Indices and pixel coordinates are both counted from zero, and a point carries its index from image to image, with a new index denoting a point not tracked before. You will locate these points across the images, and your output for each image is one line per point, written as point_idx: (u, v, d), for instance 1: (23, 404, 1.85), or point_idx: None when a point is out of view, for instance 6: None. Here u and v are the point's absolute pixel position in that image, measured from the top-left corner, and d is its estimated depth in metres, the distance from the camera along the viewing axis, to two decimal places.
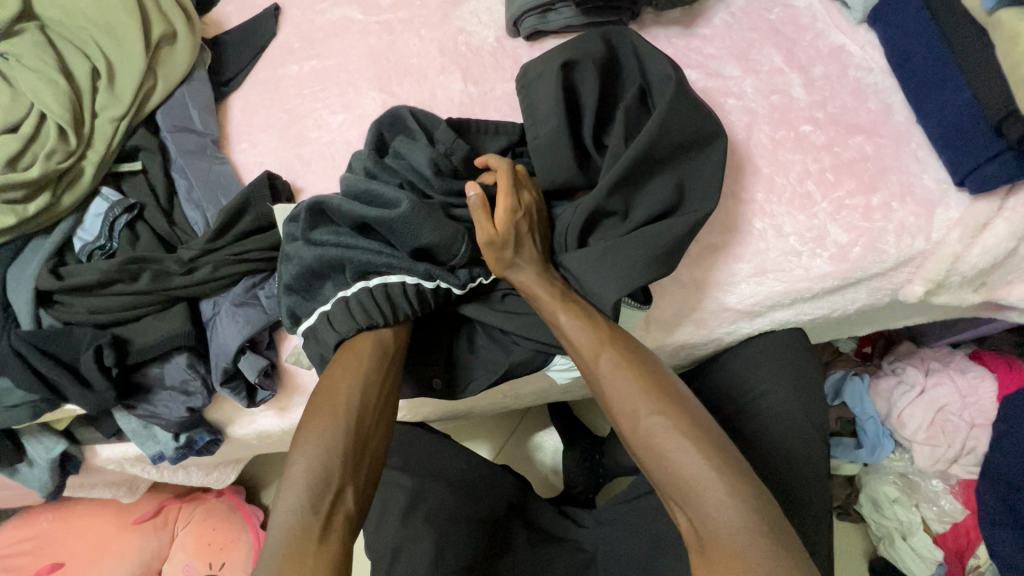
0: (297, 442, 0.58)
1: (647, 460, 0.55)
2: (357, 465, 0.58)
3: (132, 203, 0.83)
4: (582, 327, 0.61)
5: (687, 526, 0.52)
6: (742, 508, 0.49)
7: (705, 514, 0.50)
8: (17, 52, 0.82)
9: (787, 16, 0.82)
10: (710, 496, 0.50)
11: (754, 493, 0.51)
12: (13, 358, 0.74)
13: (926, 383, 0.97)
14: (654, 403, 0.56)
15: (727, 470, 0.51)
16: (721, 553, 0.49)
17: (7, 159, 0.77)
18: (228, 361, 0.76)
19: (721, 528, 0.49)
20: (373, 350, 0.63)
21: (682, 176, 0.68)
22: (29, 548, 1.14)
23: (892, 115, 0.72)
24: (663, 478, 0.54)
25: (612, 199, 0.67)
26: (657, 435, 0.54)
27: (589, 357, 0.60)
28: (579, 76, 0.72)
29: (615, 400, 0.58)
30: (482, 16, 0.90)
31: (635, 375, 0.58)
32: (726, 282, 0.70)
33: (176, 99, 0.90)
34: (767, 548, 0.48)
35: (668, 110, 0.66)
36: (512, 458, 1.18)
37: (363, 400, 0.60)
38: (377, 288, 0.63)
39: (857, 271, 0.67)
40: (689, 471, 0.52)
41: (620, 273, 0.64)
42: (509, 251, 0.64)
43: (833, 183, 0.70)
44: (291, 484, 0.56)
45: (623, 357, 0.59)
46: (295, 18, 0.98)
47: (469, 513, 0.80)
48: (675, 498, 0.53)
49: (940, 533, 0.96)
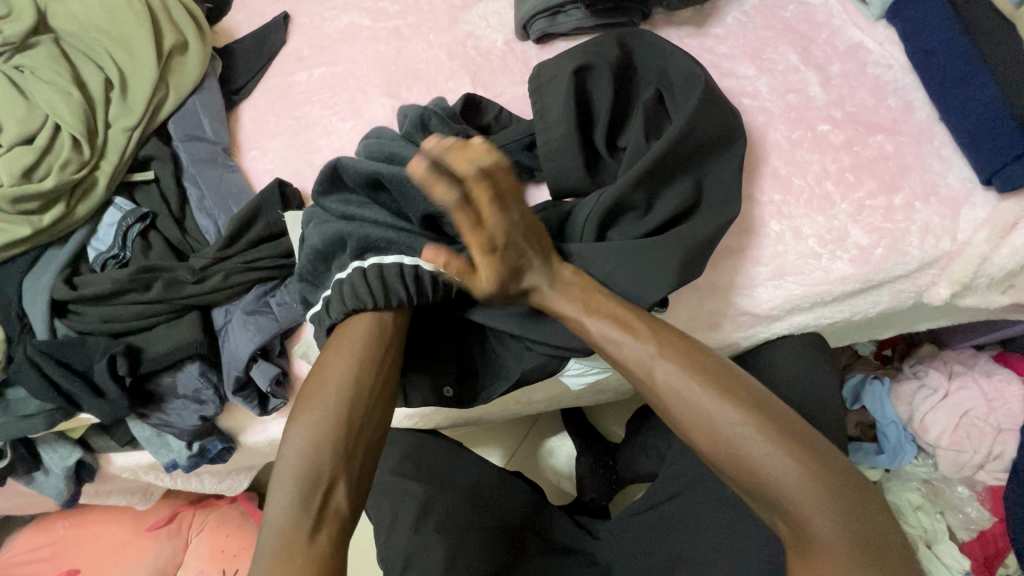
0: (286, 431, 0.57)
1: (729, 469, 0.52)
2: (349, 454, 0.57)
3: (145, 212, 0.84)
4: (631, 337, 0.58)
5: (789, 536, 0.50)
6: (842, 514, 0.48)
7: (806, 525, 0.48)
8: (32, 65, 0.84)
9: (802, 13, 0.80)
10: (809, 506, 0.48)
11: (851, 491, 0.49)
12: (29, 368, 0.74)
13: (949, 387, 0.95)
14: (731, 413, 0.52)
15: (821, 472, 0.49)
16: (826, 560, 0.47)
17: (22, 170, 0.78)
18: (240, 369, 0.76)
19: (821, 534, 0.48)
20: (366, 334, 0.61)
21: (701, 176, 0.67)
22: (46, 555, 1.15)
23: (914, 113, 0.70)
24: (750, 488, 0.51)
25: (635, 194, 0.65)
26: (740, 448, 0.51)
27: (644, 371, 0.57)
28: (593, 74, 0.71)
29: (691, 410, 0.54)
30: (491, 20, 0.90)
31: (700, 384, 0.54)
32: (746, 287, 0.68)
33: (187, 108, 0.90)
34: (870, 546, 0.47)
35: (694, 114, 0.65)
36: (526, 464, 1.17)
37: (355, 387, 0.59)
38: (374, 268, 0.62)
39: (879, 274, 0.65)
40: (787, 486, 0.49)
41: (646, 270, 0.62)
42: (514, 287, 0.63)
43: (853, 183, 0.68)
44: (280, 478, 0.54)
45: (682, 364, 0.55)
46: (305, 25, 0.99)
47: (484, 522, 0.80)
48: (768, 508, 0.51)
49: (966, 540, 0.95)
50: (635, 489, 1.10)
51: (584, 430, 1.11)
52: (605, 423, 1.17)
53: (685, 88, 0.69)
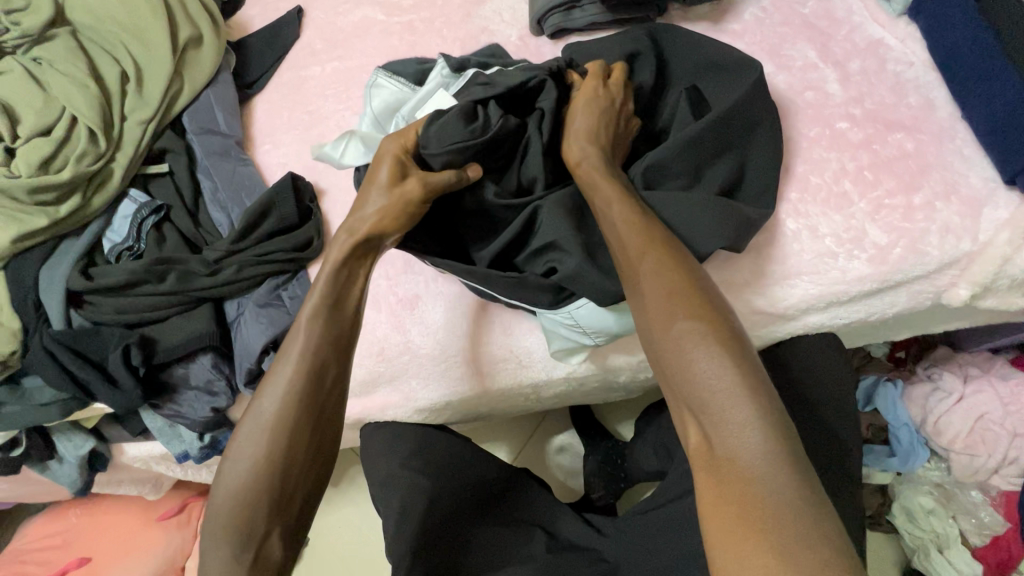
0: (222, 466, 0.56)
1: (669, 361, 0.51)
2: (283, 505, 0.55)
3: (159, 205, 0.84)
4: (630, 227, 0.58)
5: (699, 439, 0.48)
6: (768, 435, 0.46)
7: (724, 428, 0.47)
8: (49, 57, 0.85)
9: (821, 9, 0.79)
10: (734, 410, 0.47)
11: (783, 421, 0.47)
12: (45, 358, 0.75)
13: (964, 390, 0.94)
14: (692, 309, 0.52)
15: (757, 390, 0.47)
16: (735, 471, 0.45)
17: (40, 161, 0.79)
18: (252, 361, 0.77)
19: (739, 446, 0.46)
20: (301, 383, 0.57)
21: (744, 160, 0.67)
22: (57, 542, 1.17)
23: (936, 111, 0.69)
24: (683, 384, 0.50)
25: (685, 161, 0.65)
26: (689, 340, 0.50)
27: (632, 254, 0.56)
28: (638, 60, 0.73)
29: (649, 303, 0.54)
30: (505, 14, 0.89)
31: (677, 277, 0.54)
32: (763, 285, 0.68)
33: (201, 101, 0.90)
34: (790, 477, 0.44)
35: (738, 98, 0.67)
36: (532, 461, 1.18)
37: (289, 440, 0.55)
38: (320, 304, 0.60)
39: (897, 274, 0.65)
40: (717, 386, 0.48)
41: (704, 220, 0.62)
42: (577, 135, 0.65)
43: (872, 182, 0.67)
44: (212, 532, 0.54)
45: (667, 259, 0.55)
46: (318, 20, 0.99)
47: (495, 517, 0.82)
48: (693, 409, 0.49)
49: (979, 545, 0.94)
50: (643, 488, 1.10)
51: (592, 428, 1.12)
52: (614, 424, 1.17)
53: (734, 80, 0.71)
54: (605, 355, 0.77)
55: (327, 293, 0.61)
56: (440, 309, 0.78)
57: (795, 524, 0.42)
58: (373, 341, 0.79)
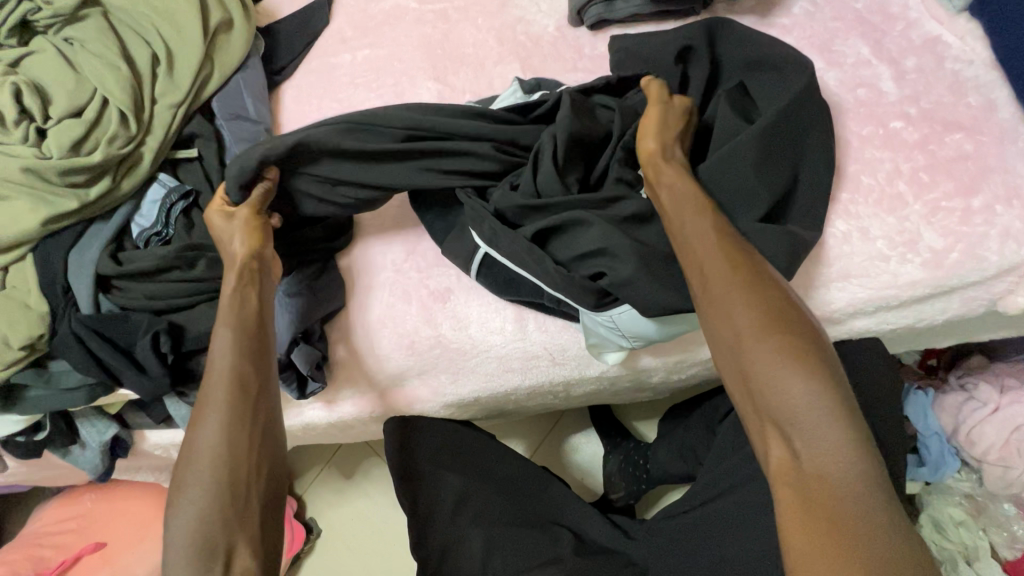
0: (182, 484, 0.55)
1: (752, 374, 0.49)
2: (240, 518, 0.55)
3: (189, 190, 0.83)
4: (705, 238, 0.55)
5: (782, 456, 0.47)
6: (856, 454, 0.44)
7: (812, 446, 0.45)
8: (81, 39, 0.83)
9: (875, 4, 0.76)
10: (822, 428, 0.45)
11: (868, 440, 0.45)
12: (73, 343, 0.74)
13: (1000, 401, 0.91)
14: (774, 323, 0.49)
15: (841, 408, 0.46)
16: (823, 490, 0.44)
17: (71, 144, 0.78)
18: (280, 352, 0.74)
19: (829, 465, 0.44)
20: (224, 387, 0.58)
21: (797, 164, 0.65)
22: (70, 527, 1.16)
23: (996, 112, 0.67)
24: (766, 400, 0.48)
25: (742, 174, 0.63)
26: (773, 356, 0.48)
27: (706, 266, 0.54)
28: (691, 70, 0.72)
29: (728, 315, 0.51)
30: (543, 4, 0.88)
31: (756, 290, 0.51)
32: (813, 288, 0.65)
33: (231, 87, 0.89)
34: (880, 496, 0.43)
35: (793, 98, 0.65)
36: (550, 459, 1.16)
37: (231, 451, 0.56)
38: (228, 317, 0.63)
39: (951, 279, 0.63)
40: (803, 403, 0.46)
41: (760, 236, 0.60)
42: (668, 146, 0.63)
43: (928, 184, 0.65)
44: (175, 546, 0.53)
45: (746, 271, 0.53)
46: (349, 6, 0.97)
47: (517, 515, 0.80)
48: (777, 425, 0.47)
49: (1010, 558, 0.93)
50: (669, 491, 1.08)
51: (613, 427, 1.10)
52: (634, 423, 1.14)
53: (782, 79, 0.70)
54: (637, 355, 0.75)
55: (228, 319, 0.63)
56: (472, 303, 0.77)
57: (885, 543, 0.42)
58: (404, 332, 0.77)
